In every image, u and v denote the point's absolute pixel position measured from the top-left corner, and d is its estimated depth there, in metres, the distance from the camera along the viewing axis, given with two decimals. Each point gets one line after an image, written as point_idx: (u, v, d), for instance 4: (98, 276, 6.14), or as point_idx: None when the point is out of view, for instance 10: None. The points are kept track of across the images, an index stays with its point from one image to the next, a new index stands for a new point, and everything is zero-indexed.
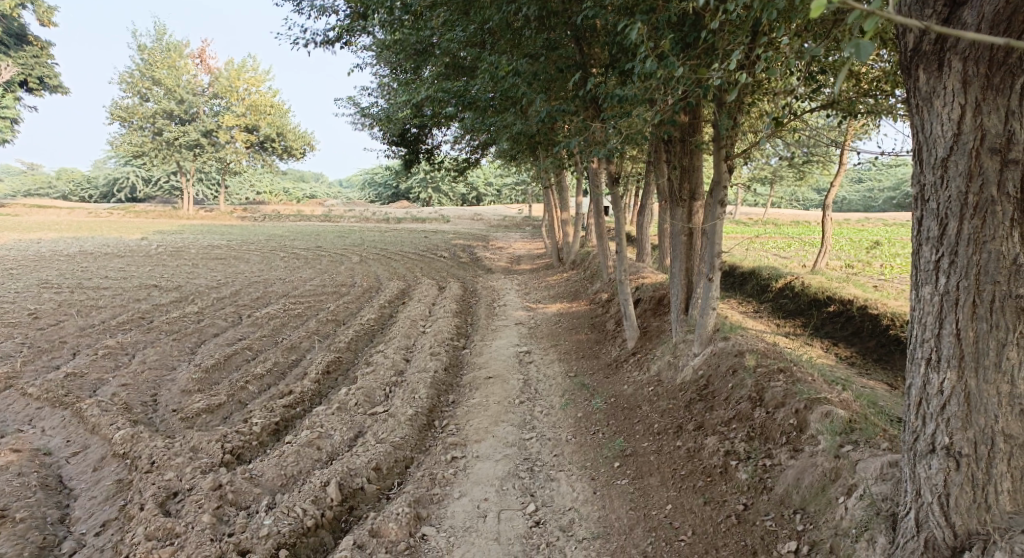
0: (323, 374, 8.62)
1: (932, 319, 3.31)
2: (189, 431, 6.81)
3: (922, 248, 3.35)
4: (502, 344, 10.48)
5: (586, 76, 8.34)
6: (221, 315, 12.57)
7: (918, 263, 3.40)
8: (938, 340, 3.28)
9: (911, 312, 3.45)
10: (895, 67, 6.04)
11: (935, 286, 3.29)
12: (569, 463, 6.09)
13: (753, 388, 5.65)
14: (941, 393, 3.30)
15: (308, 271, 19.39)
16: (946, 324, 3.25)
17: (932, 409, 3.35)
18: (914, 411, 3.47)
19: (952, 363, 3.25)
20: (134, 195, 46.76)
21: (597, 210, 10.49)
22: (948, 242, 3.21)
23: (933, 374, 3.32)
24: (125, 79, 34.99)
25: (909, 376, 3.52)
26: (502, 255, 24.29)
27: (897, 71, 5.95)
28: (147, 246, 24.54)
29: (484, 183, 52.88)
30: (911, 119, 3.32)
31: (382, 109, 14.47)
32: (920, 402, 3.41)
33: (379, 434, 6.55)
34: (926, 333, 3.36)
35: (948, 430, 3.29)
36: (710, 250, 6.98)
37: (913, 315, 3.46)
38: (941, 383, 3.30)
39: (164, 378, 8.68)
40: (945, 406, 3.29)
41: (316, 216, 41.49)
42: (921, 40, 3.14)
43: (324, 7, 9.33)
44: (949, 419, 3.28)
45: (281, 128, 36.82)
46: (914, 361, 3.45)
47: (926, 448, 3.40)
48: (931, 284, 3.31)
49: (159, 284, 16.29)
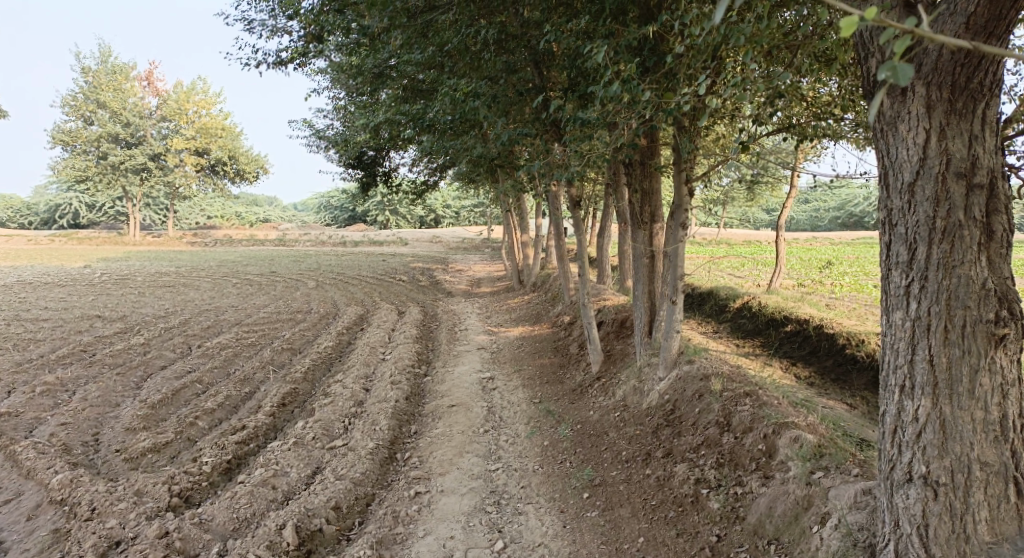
0: (278, 407, 8.29)
1: (905, 345, 3.34)
2: (133, 473, 6.41)
3: (892, 272, 3.40)
4: (464, 370, 10.28)
5: (544, 99, 8.33)
6: (169, 346, 12.07)
7: (888, 288, 3.44)
8: (912, 366, 3.30)
9: (883, 338, 3.48)
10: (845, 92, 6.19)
11: (906, 311, 3.33)
12: (537, 496, 5.93)
13: (720, 413, 5.62)
14: (916, 421, 3.31)
15: (262, 297, 18.89)
16: (919, 350, 3.28)
17: (908, 437, 3.35)
18: (889, 439, 3.46)
19: (926, 390, 3.27)
20: (77, 221, 45.09)
21: (558, 233, 10.44)
22: (918, 267, 3.25)
23: (908, 401, 3.34)
24: (68, 102, 33.86)
25: (882, 404, 3.54)
26: (462, 278, 24.13)
27: (848, 97, 6.10)
28: (91, 274, 23.58)
29: (442, 206, 52.77)
30: (876, 144, 3.40)
31: (337, 132, 14.28)
32: (896, 430, 3.42)
33: (338, 469, 6.28)
34: (899, 359, 3.39)
35: (925, 458, 3.29)
36: (673, 272, 6.97)
37: (884, 341, 3.49)
38: (917, 410, 3.31)
39: (107, 415, 8.21)
40: (921, 434, 3.29)
41: (271, 240, 40.64)
42: (884, 64, 3.27)
43: (277, 28, 9.13)
44: (926, 448, 3.28)
45: (234, 151, 36.16)
46: (887, 388, 3.47)
47: (903, 477, 3.38)
48: (902, 309, 3.34)
49: (103, 315, 15.59)
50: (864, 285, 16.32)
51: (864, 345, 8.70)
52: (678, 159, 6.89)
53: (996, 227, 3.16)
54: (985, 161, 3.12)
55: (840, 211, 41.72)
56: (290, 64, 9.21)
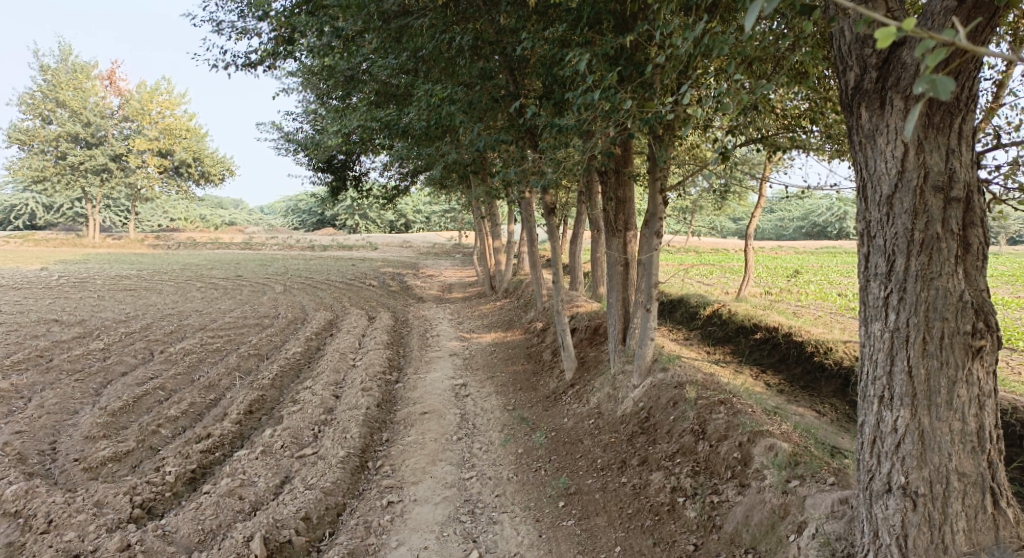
0: (245, 415, 8.08)
1: (884, 356, 3.42)
2: (93, 484, 6.17)
3: (871, 284, 3.48)
4: (436, 377, 10.17)
5: (520, 106, 8.32)
6: (131, 352, 11.71)
7: (867, 299, 3.52)
8: (891, 377, 3.38)
9: (863, 348, 3.57)
10: (816, 105, 6.30)
11: (885, 322, 3.41)
12: (512, 504, 5.86)
13: (695, 421, 5.64)
14: (895, 432, 3.39)
15: (228, 302, 18.48)
16: (898, 361, 3.36)
17: (887, 447, 3.43)
18: (869, 450, 3.55)
19: (905, 401, 3.35)
20: (34, 222, 43.68)
21: (531, 240, 10.41)
22: (897, 278, 3.32)
23: (887, 411, 3.42)
24: (26, 99, 32.83)
25: (862, 415, 3.62)
26: (433, 283, 23.97)
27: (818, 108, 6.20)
28: (48, 277, 22.81)
29: (413, 211, 52.52)
30: (855, 156, 3.48)
31: (308, 135, 14.08)
32: (875, 440, 3.50)
33: (308, 479, 6.14)
34: (878, 370, 3.47)
35: (904, 469, 3.37)
36: (648, 280, 6.99)
37: (864, 351, 3.58)
38: (895, 420, 3.39)
39: (65, 423, 7.91)
40: (900, 444, 3.38)
41: (237, 244, 39.89)
42: (863, 78, 3.35)
43: (248, 28, 8.96)
44: (905, 458, 3.36)
45: (199, 153, 35.47)
46: (867, 399, 3.55)
47: (882, 487, 3.47)
48: (881, 320, 3.42)
49: (61, 319, 15.09)
50: (829, 294, 16.64)
51: (831, 353, 8.84)
52: (653, 167, 6.92)
53: (973, 239, 3.23)
54: (963, 175, 3.18)
55: (803, 221, 42.65)
56: (260, 65, 9.04)
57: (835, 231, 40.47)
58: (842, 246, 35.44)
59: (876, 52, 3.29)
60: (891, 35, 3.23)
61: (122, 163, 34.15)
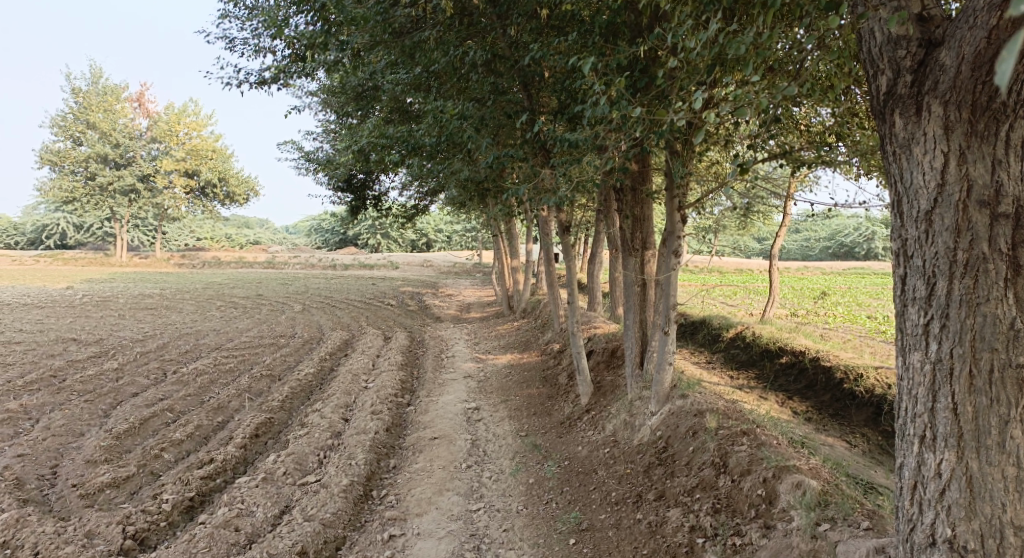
0: (250, 439, 7.86)
1: (925, 391, 3.11)
2: (87, 512, 5.97)
3: (909, 309, 3.17)
4: (449, 399, 9.86)
5: (534, 122, 8.09)
6: (143, 372, 11.62)
7: (905, 326, 3.21)
8: (933, 415, 3.06)
9: (900, 381, 3.26)
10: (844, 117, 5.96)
11: (925, 352, 3.09)
12: (520, 541, 5.54)
13: (716, 452, 5.29)
14: (939, 477, 3.06)
15: (245, 321, 18.42)
16: (941, 398, 3.04)
17: (930, 494, 3.10)
18: (909, 496, 3.22)
19: (950, 443, 3.02)
20: (64, 242, 44.43)
21: (547, 259, 10.14)
22: (937, 304, 3.01)
23: (929, 453, 3.09)
24: (57, 122, 33.53)
25: (901, 456, 3.29)
26: (452, 303, 23.79)
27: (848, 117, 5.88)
28: (72, 296, 23.02)
29: (433, 230, 52.68)
30: (888, 168, 3.18)
31: (326, 155, 14.04)
32: (915, 486, 3.17)
33: (308, 509, 5.88)
34: (918, 407, 3.16)
35: (950, 520, 3.03)
36: (665, 301, 6.66)
37: (901, 384, 3.26)
38: (939, 464, 3.06)
39: (69, 446, 7.76)
40: (944, 492, 3.05)
41: (259, 263, 40.20)
42: (895, 83, 3.05)
43: (261, 47, 8.89)
44: (951, 508, 3.02)
45: (224, 173, 35.98)
46: (906, 439, 3.23)
47: (925, 540, 3.12)
48: (921, 350, 3.11)
49: (79, 338, 15.10)
50: (858, 316, 16.09)
51: (862, 379, 8.40)
52: (670, 183, 6.64)
53: None
54: (1012, 188, 2.85)
55: (830, 240, 41.87)
56: (273, 83, 8.96)
57: (863, 251, 39.67)
58: (870, 266, 34.65)
59: (909, 54, 3.00)
60: (927, 36, 2.95)
61: (149, 183, 34.73)
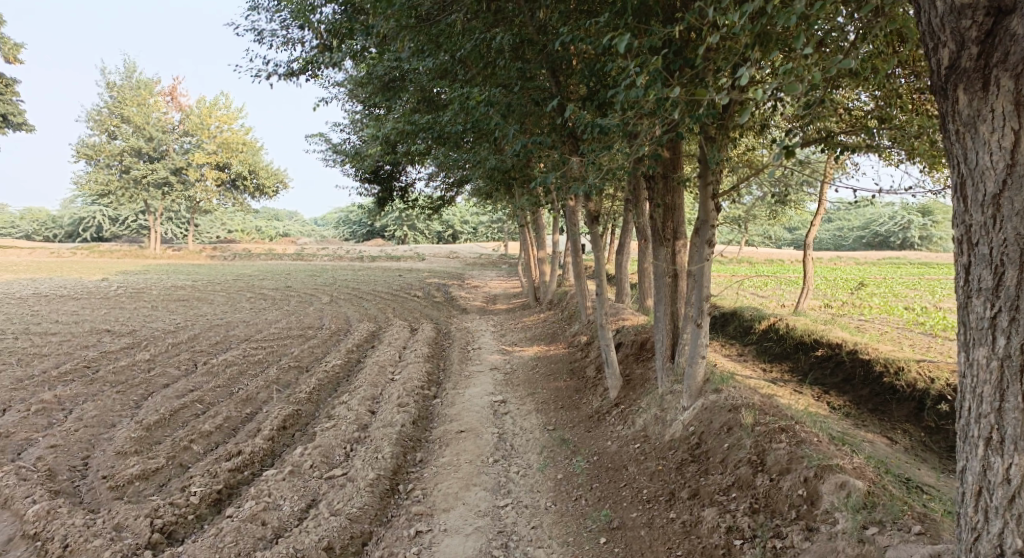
0: (278, 431, 7.85)
1: (991, 391, 2.94)
2: (116, 504, 6.00)
3: (973, 302, 2.99)
4: (476, 392, 9.76)
5: (562, 108, 7.89)
6: (174, 364, 11.72)
7: (968, 319, 3.03)
8: (1002, 417, 2.90)
9: (962, 379, 3.08)
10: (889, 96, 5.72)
11: (991, 348, 2.93)
12: (549, 539, 5.42)
13: (752, 450, 5.09)
14: (1008, 482, 2.90)
15: (274, 312, 18.56)
16: (1010, 397, 2.88)
17: (997, 501, 2.95)
18: (972, 503, 3.06)
19: (1020, 446, 2.87)
20: (100, 234, 45.38)
21: (575, 250, 9.94)
22: (1006, 295, 2.85)
23: (996, 457, 2.93)
24: (93, 117, 34.18)
25: (962, 460, 3.13)
26: (478, 294, 23.68)
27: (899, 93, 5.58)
28: (107, 288, 23.45)
29: (460, 222, 52.66)
30: (950, 147, 2.99)
31: (353, 146, 14.00)
32: (980, 492, 3.02)
33: (334, 504, 5.84)
34: (983, 407, 2.99)
35: (1020, 530, 2.88)
36: (699, 293, 6.45)
37: (963, 382, 3.09)
38: (1007, 469, 2.91)
39: (102, 436, 7.84)
40: (1013, 499, 2.89)
41: (288, 255, 40.58)
42: (959, 56, 2.86)
43: (288, 37, 8.84)
44: (1021, 517, 2.87)
45: (253, 166, 36.37)
46: (969, 441, 3.07)
47: (991, 550, 2.97)
48: (987, 345, 2.94)
49: (113, 329, 15.35)
50: (896, 307, 15.60)
51: (903, 372, 8.08)
52: (704, 171, 6.41)
53: None
54: None
55: (864, 230, 40.82)
56: (300, 74, 8.90)
57: (899, 240, 38.62)
58: (906, 256, 33.70)
59: (975, 24, 2.79)
60: (997, 3, 2.75)
61: (181, 176, 35.23)
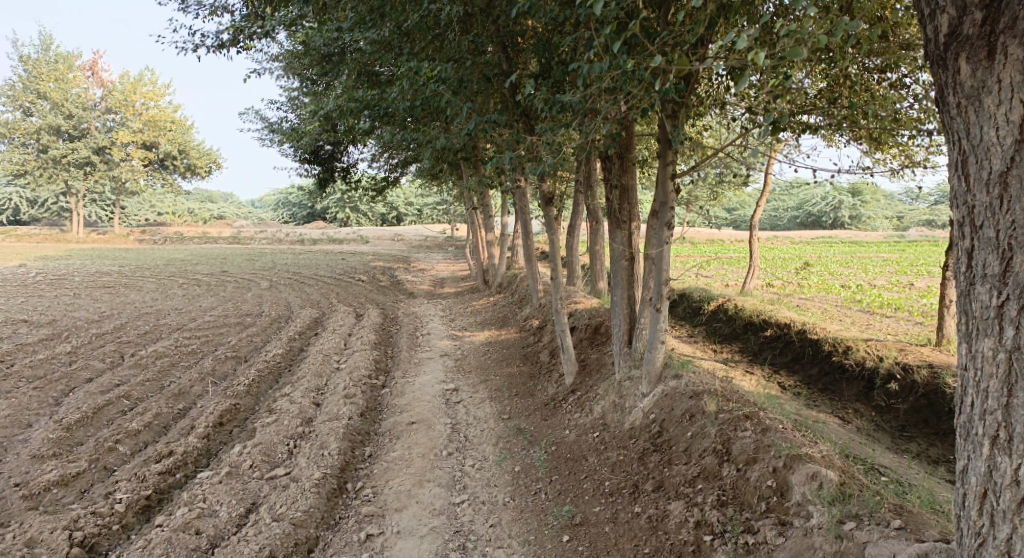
0: (214, 428, 7.32)
1: (998, 386, 2.90)
2: (29, 516, 5.42)
3: (976, 289, 2.96)
4: (427, 380, 9.40)
5: (514, 84, 7.54)
6: (99, 356, 10.91)
7: (971, 308, 3.00)
8: (1010, 413, 2.86)
9: (966, 373, 3.05)
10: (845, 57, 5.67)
11: (998, 340, 2.89)
12: (509, 538, 5.19)
13: (717, 439, 4.98)
14: (1017, 484, 2.86)
15: (210, 299, 17.63)
16: (1018, 393, 2.83)
17: (1004, 504, 2.91)
18: (976, 505, 3.03)
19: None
20: (18, 217, 42.49)
21: (526, 232, 9.60)
22: (1012, 283, 2.81)
23: (1003, 457, 2.89)
24: (5, 91, 31.73)
25: (966, 459, 3.10)
26: (424, 277, 23.23)
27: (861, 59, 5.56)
28: (25, 275, 21.87)
29: (404, 203, 51.74)
30: (951, 121, 2.96)
31: (291, 124, 13.32)
32: (986, 494, 2.98)
33: (276, 508, 5.45)
34: (989, 403, 2.95)
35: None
36: (658, 276, 6.22)
37: (966, 376, 3.06)
38: (1015, 470, 2.86)
39: (15, 439, 7.13)
40: (1022, 502, 2.85)
41: (224, 238, 38.95)
42: (962, 22, 2.81)
43: (216, 5, 8.16)
44: None
45: (184, 145, 34.62)
46: (974, 440, 3.03)
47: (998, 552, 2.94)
48: (993, 337, 2.90)
49: (30, 319, 14.23)
50: (834, 285, 16.00)
51: (852, 352, 8.14)
52: (664, 150, 6.19)
53: None
54: None
55: (798, 210, 42.11)
56: (230, 45, 8.23)
57: (831, 221, 39.98)
58: (838, 235, 34.93)
59: None
60: None
61: (105, 156, 33.15)
